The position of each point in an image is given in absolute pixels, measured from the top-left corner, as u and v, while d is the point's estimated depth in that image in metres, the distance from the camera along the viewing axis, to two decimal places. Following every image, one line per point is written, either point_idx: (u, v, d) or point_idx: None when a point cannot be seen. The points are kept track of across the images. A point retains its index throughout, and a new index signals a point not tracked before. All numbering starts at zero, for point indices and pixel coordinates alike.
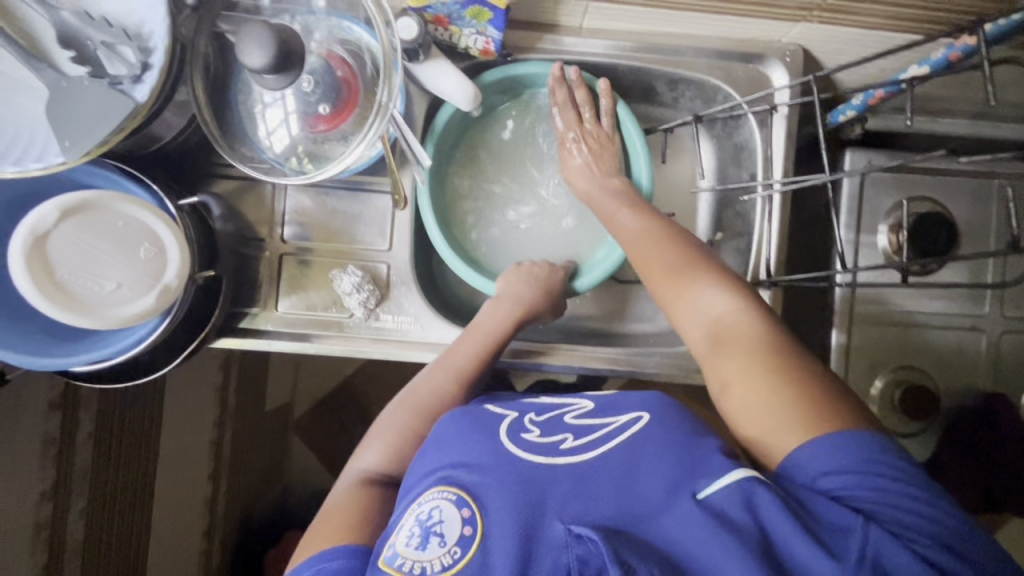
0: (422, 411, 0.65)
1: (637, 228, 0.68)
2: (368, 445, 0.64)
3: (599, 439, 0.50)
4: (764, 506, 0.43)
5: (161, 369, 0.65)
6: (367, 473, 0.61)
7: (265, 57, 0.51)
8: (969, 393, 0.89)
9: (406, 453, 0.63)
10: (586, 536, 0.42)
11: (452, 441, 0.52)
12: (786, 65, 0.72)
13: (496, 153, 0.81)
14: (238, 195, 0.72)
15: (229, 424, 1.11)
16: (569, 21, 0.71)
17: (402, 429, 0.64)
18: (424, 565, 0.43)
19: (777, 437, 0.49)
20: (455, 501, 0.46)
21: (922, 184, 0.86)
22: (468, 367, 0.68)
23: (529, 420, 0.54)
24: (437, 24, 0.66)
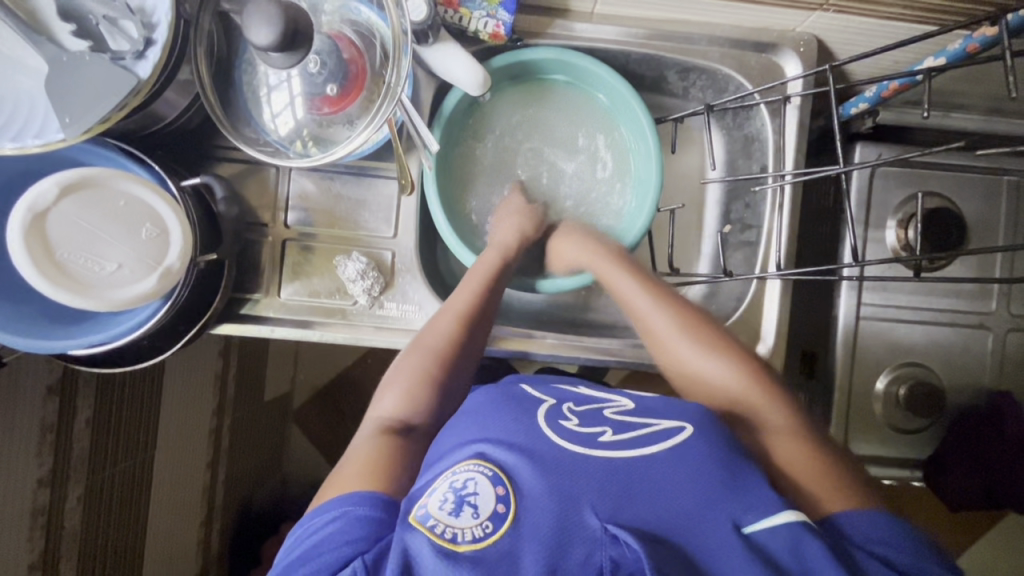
0: (436, 358, 0.64)
1: (650, 300, 0.67)
2: (385, 394, 0.63)
3: (639, 438, 0.50)
4: (812, 552, 0.43)
5: (162, 353, 0.64)
6: (383, 420, 0.60)
7: (272, 34, 0.50)
8: (975, 390, 0.88)
9: (419, 396, 0.62)
10: (622, 539, 0.41)
11: (488, 418, 0.52)
12: (799, 55, 0.71)
13: (508, 146, 0.80)
14: (241, 178, 0.71)
15: (228, 413, 1.10)
16: (581, 6, 0.69)
17: (416, 373, 0.63)
18: (455, 532, 0.43)
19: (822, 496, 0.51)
20: (490, 477, 0.46)
21: (932, 179, 0.85)
22: (469, 307, 0.66)
23: (568, 409, 0.54)
24: (447, 6, 0.65)
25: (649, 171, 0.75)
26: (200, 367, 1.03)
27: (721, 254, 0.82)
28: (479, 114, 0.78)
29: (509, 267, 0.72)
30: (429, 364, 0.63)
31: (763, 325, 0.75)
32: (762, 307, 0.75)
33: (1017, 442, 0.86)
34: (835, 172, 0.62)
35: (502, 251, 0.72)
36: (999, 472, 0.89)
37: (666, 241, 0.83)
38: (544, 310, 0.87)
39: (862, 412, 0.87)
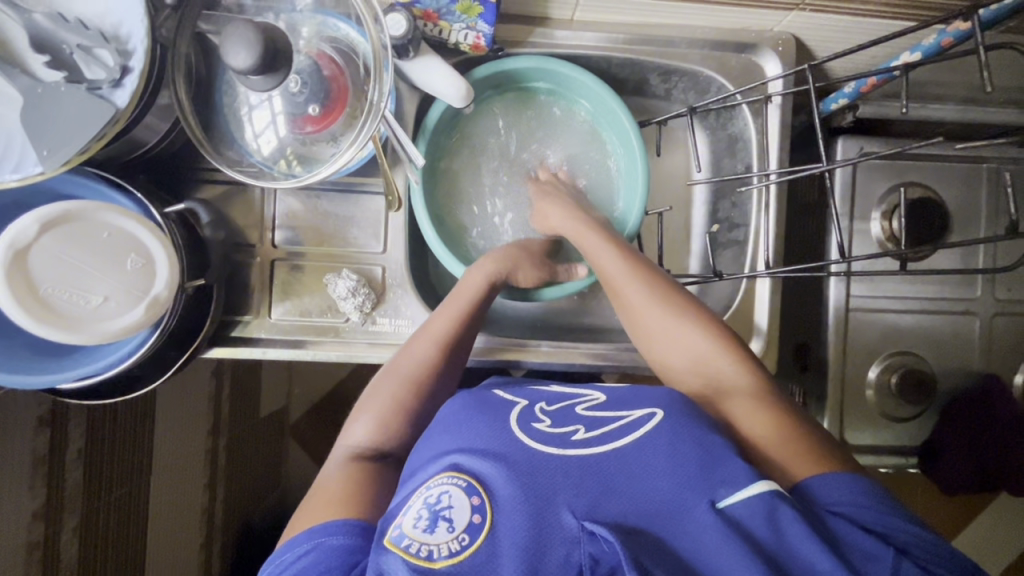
0: (409, 384, 0.64)
1: (625, 272, 0.68)
2: (356, 420, 0.63)
3: (611, 432, 0.50)
4: (786, 520, 0.43)
5: (152, 383, 0.63)
6: (356, 448, 0.61)
7: (252, 57, 0.49)
8: (967, 375, 0.90)
9: (393, 424, 0.62)
10: (600, 534, 0.42)
11: (460, 426, 0.51)
12: (778, 54, 0.72)
13: (488, 154, 0.79)
14: (226, 200, 0.70)
15: (224, 433, 1.09)
16: (561, 13, 0.69)
17: (391, 403, 0.63)
18: (431, 548, 0.43)
19: (799, 463, 0.50)
20: (465, 488, 0.46)
21: (914, 170, 0.86)
22: (448, 332, 0.66)
23: (540, 410, 0.54)
24: (426, 20, 0.65)
25: (635, 168, 0.74)
26: (194, 388, 1.02)
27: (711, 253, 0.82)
28: (461, 125, 0.78)
29: (495, 292, 0.71)
30: (405, 394, 0.63)
31: (756, 323, 0.76)
32: (754, 307, 0.75)
33: (1010, 425, 0.87)
34: (821, 169, 0.63)
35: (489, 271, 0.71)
36: (993, 453, 0.90)
37: (655, 243, 0.83)
38: (538, 316, 0.87)
39: (856, 402, 0.88)
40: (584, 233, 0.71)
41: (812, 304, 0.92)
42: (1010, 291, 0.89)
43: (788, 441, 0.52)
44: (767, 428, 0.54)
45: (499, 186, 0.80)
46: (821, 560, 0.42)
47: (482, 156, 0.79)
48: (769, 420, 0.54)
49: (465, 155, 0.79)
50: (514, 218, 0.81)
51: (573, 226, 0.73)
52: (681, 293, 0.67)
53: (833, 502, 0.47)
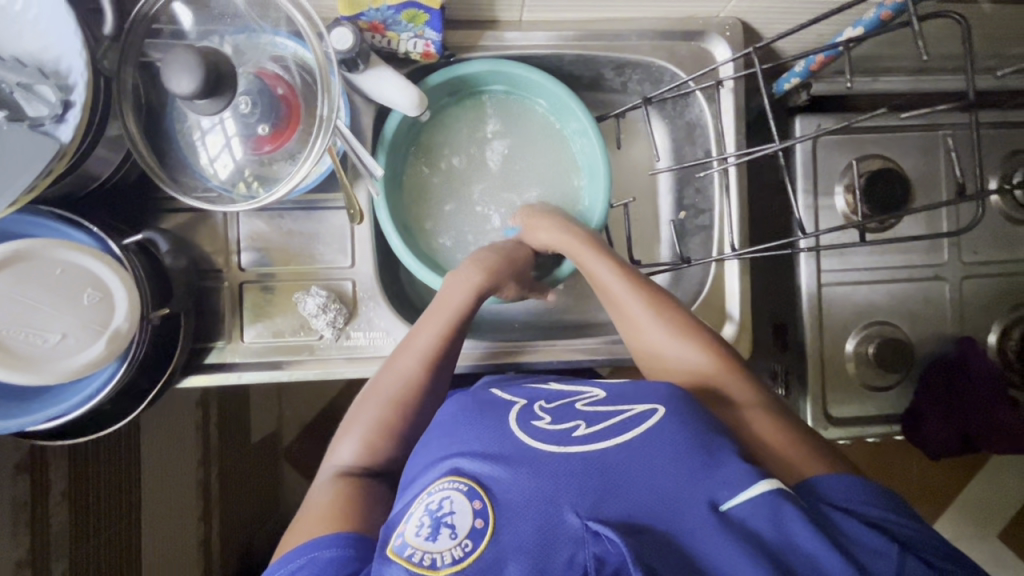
0: (392, 404, 0.63)
1: (624, 289, 0.68)
2: (342, 441, 0.63)
3: (612, 428, 0.50)
4: (791, 519, 0.44)
5: (126, 418, 0.62)
6: (342, 470, 0.60)
7: (195, 82, 0.49)
8: (942, 339, 0.91)
9: (379, 445, 0.62)
10: (604, 534, 0.41)
11: (460, 430, 0.52)
12: (726, 39, 0.73)
13: (450, 161, 0.79)
14: (190, 227, 0.70)
15: (215, 463, 1.08)
16: (508, 15, 0.70)
17: (376, 424, 0.62)
18: (434, 557, 0.43)
19: (801, 464, 0.53)
20: (465, 492, 0.46)
21: (872, 143, 0.88)
22: (430, 349, 0.66)
23: (540, 408, 0.54)
24: (373, 32, 0.64)
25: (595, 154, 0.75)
26: (179, 421, 1.00)
27: (680, 240, 0.83)
28: (421, 134, 0.78)
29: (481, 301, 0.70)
30: (389, 416, 0.63)
31: (729, 307, 0.77)
32: (724, 289, 0.76)
33: (984, 377, 0.88)
34: (775, 149, 0.64)
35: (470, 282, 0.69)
36: (973, 412, 0.89)
37: (623, 234, 0.84)
38: (516, 317, 0.87)
39: (836, 375, 0.90)
40: (580, 246, 0.70)
41: (786, 282, 0.93)
42: (976, 253, 0.91)
43: (787, 443, 0.55)
44: (773, 433, 0.57)
45: (463, 192, 0.80)
46: (824, 556, 0.42)
47: (444, 163, 0.79)
48: (768, 426, 0.57)
49: (426, 165, 0.79)
50: (479, 221, 0.80)
51: (568, 239, 0.71)
52: (673, 302, 0.69)
53: (839, 499, 0.49)
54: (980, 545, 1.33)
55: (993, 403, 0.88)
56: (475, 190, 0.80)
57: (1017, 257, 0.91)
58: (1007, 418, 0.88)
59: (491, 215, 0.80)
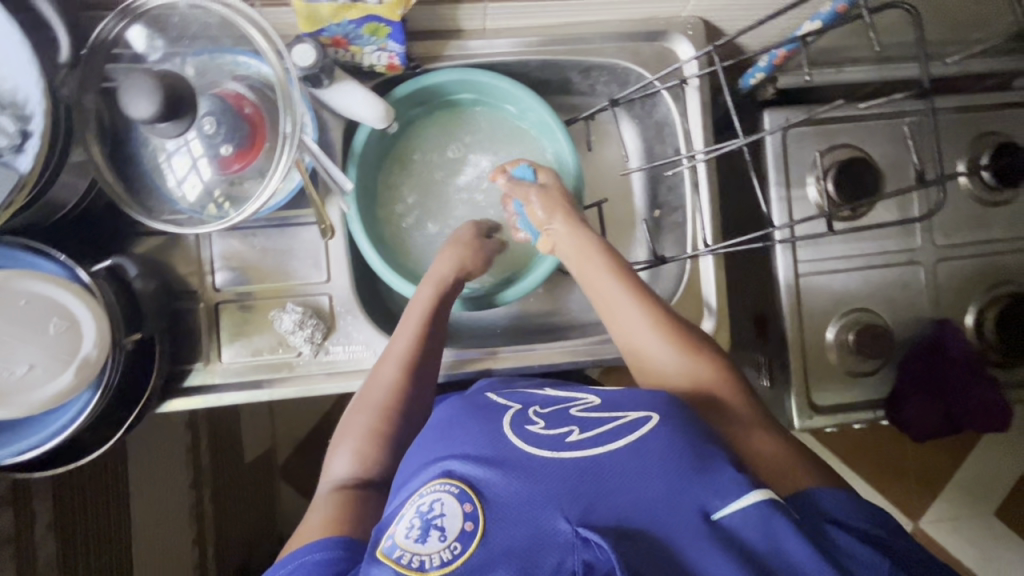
0: (381, 412, 0.63)
1: (625, 297, 0.64)
2: (335, 455, 0.62)
3: (604, 433, 0.50)
4: (781, 529, 0.44)
5: (103, 447, 0.61)
6: (337, 483, 0.60)
7: (153, 106, 0.49)
8: (920, 323, 0.92)
9: (371, 453, 0.61)
10: (593, 540, 0.41)
11: (454, 434, 0.52)
12: (688, 37, 0.74)
13: (422, 173, 0.80)
14: (163, 250, 0.70)
15: (207, 486, 1.07)
16: (471, 24, 0.70)
17: (366, 432, 0.62)
18: (422, 559, 0.43)
19: (792, 477, 0.53)
20: (456, 495, 0.46)
21: (841, 132, 0.89)
22: (408, 352, 0.66)
23: (534, 413, 0.55)
24: (336, 47, 0.64)
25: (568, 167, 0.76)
26: (168, 445, 1.00)
27: (656, 238, 0.84)
28: (392, 146, 0.78)
29: (449, 300, 0.71)
30: (380, 424, 0.62)
31: (706, 302, 0.77)
32: (701, 285, 0.77)
33: (964, 359, 0.89)
34: (740, 144, 0.64)
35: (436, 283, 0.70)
36: (954, 396, 0.90)
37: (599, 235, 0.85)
38: (497, 323, 0.87)
39: (819, 364, 0.90)
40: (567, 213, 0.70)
41: (765, 274, 0.94)
42: (948, 236, 0.92)
43: (778, 456, 0.55)
44: (767, 447, 0.56)
45: (436, 203, 0.80)
46: (812, 563, 0.43)
47: (417, 176, 0.79)
48: (761, 437, 0.57)
49: (399, 177, 0.79)
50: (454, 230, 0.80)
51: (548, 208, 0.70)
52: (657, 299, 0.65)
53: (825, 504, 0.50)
54: (975, 525, 1.34)
55: (974, 385, 0.89)
56: (447, 201, 0.80)
57: (989, 239, 0.93)
58: (987, 397, 0.89)
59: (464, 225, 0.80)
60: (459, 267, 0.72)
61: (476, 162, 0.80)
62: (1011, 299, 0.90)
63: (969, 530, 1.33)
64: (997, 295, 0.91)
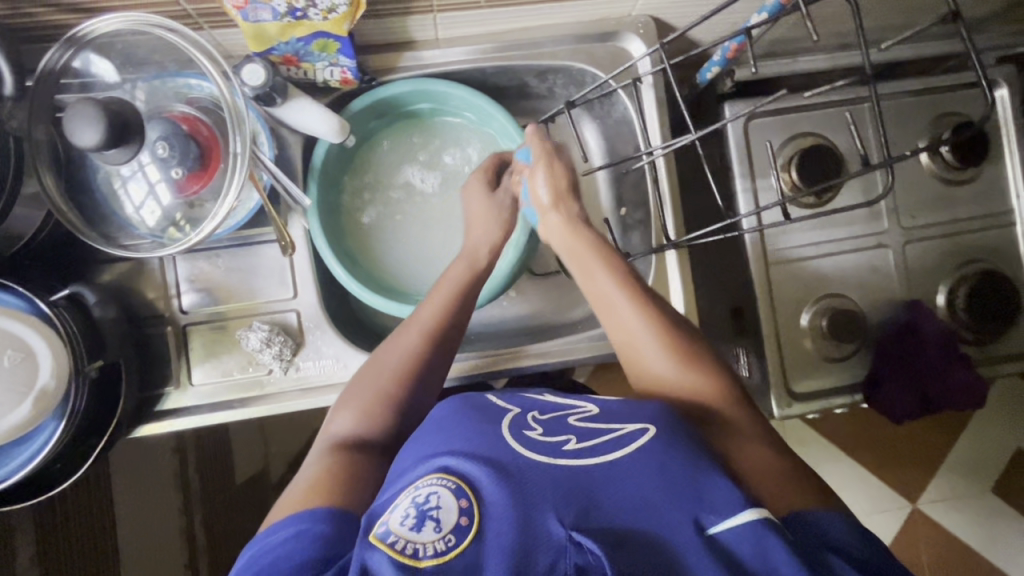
0: (395, 376, 0.63)
1: (621, 297, 0.63)
2: (340, 410, 0.62)
3: (602, 445, 0.50)
4: (773, 551, 0.44)
5: (70, 479, 0.61)
6: (337, 439, 0.60)
7: (97, 134, 0.49)
8: (891, 304, 0.92)
9: (378, 414, 0.61)
10: (586, 545, 0.42)
11: (454, 431, 0.51)
12: (640, 35, 0.74)
13: (404, 186, 0.80)
14: (129, 276, 0.70)
15: (197, 509, 1.09)
16: (423, 35, 0.71)
17: (376, 394, 0.62)
18: (417, 547, 0.43)
19: (786, 495, 0.52)
20: (453, 489, 0.46)
21: (802, 120, 0.90)
22: (433, 322, 0.66)
23: (532, 418, 0.54)
24: (287, 64, 0.65)
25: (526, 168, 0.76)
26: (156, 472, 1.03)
27: (623, 235, 0.84)
28: (375, 155, 0.79)
29: (481, 278, 0.71)
30: (390, 386, 0.62)
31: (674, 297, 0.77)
32: (668, 280, 0.77)
33: (938, 341, 0.89)
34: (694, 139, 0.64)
35: (471, 260, 0.71)
36: (929, 376, 0.91)
37: None
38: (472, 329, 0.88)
39: (794, 351, 0.91)
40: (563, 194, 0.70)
41: (737, 264, 0.94)
42: (914, 217, 0.93)
43: (774, 471, 0.53)
44: (763, 458, 0.54)
45: (416, 218, 0.80)
46: None
47: (399, 188, 0.80)
48: (756, 450, 0.55)
49: (375, 188, 0.80)
50: (435, 243, 0.80)
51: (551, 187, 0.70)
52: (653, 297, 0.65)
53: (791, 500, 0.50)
54: (976, 504, 1.33)
55: (948, 364, 0.90)
56: (428, 216, 0.80)
57: (955, 218, 0.94)
58: (962, 375, 0.90)
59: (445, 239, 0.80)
60: (492, 246, 0.73)
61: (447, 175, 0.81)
62: (978, 276, 0.90)
63: (968, 509, 1.33)
64: (967, 272, 0.91)
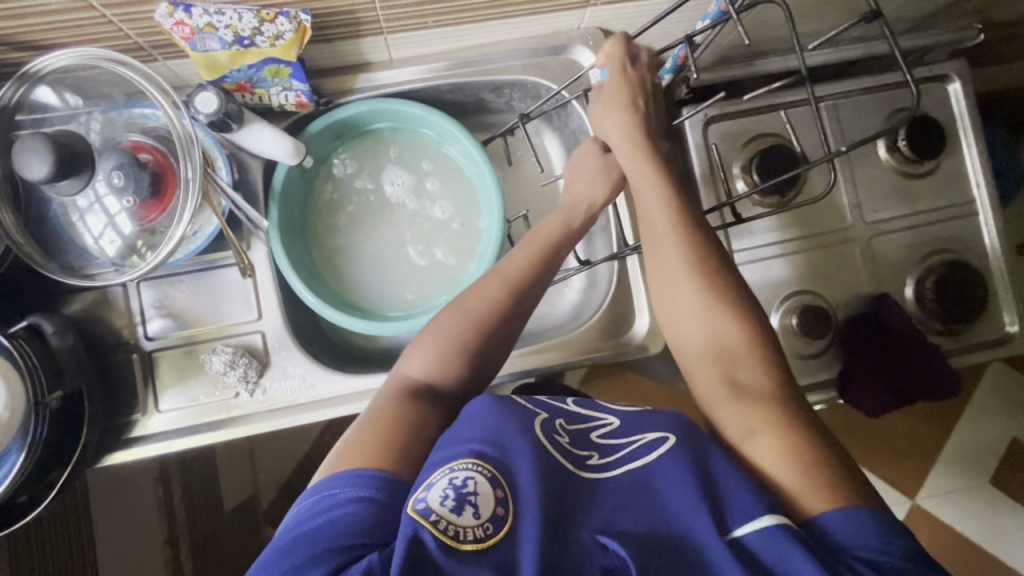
0: (475, 322, 0.65)
1: (687, 282, 0.63)
2: (413, 352, 0.64)
3: (630, 454, 0.52)
4: (794, 557, 0.44)
5: (32, 513, 0.60)
6: (410, 380, 0.62)
7: (45, 162, 0.50)
8: (859, 299, 0.93)
9: (452, 361, 0.63)
10: (612, 548, 0.45)
11: (493, 420, 0.51)
12: (589, 47, 0.76)
13: (425, 207, 0.82)
14: (96, 307, 0.71)
15: (184, 541, 1.08)
16: (378, 57, 0.73)
17: (453, 339, 0.64)
18: (458, 530, 0.44)
19: (818, 495, 0.50)
20: (489, 478, 0.47)
21: (763, 121, 0.90)
22: (520, 274, 0.67)
23: (560, 425, 0.55)
24: (241, 91, 0.67)
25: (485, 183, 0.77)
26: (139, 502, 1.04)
27: (588, 241, 0.86)
28: (389, 177, 0.82)
29: (572, 237, 0.72)
30: (468, 332, 0.64)
31: (636, 300, 0.80)
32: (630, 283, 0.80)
33: (910, 333, 0.89)
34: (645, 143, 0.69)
35: (568, 216, 0.72)
36: (901, 369, 0.90)
37: None
38: None
39: None
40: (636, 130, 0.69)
41: None
42: (878, 211, 0.94)
43: (807, 467, 0.51)
44: (794, 456, 0.52)
45: (436, 237, 0.82)
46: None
47: (417, 209, 0.82)
48: (793, 443, 0.53)
49: (363, 209, 0.82)
50: (459, 260, 0.81)
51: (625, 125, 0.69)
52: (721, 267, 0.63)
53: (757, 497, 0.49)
54: (972, 496, 1.32)
55: (919, 356, 0.90)
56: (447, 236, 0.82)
57: (920, 209, 0.94)
58: (934, 365, 0.89)
59: (466, 260, 0.81)
60: (592, 204, 0.73)
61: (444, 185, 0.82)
62: (945, 267, 0.91)
63: (964, 502, 1.32)
64: (932, 264, 0.92)
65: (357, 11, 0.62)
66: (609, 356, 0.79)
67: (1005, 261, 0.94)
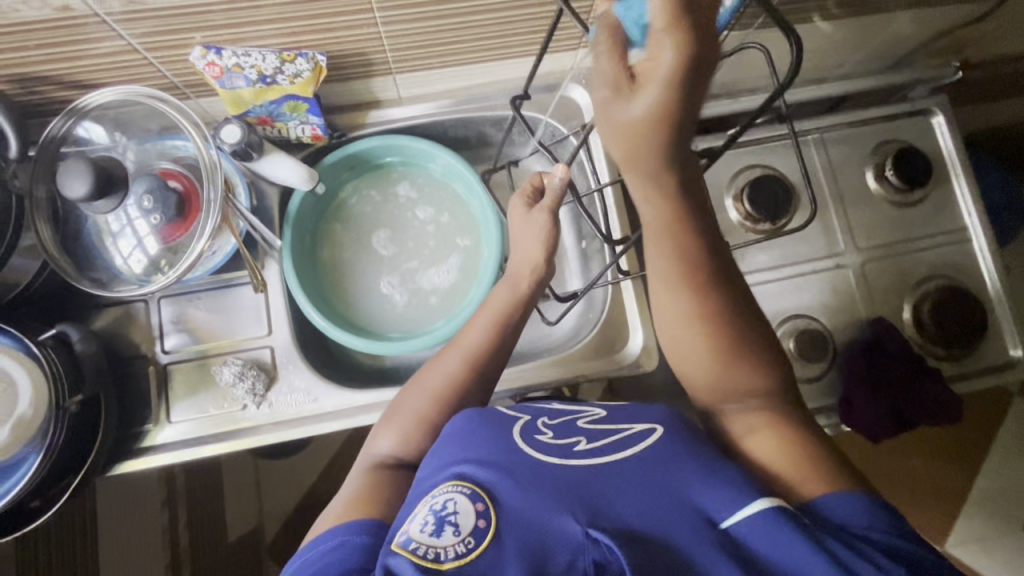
0: (433, 397, 0.66)
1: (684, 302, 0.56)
2: (381, 432, 0.66)
3: (610, 445, 0.53)
4: (788, 543, 0.45)
5: (40, 517, 0.62)
6: (378, 459, 0.63)
7: (85, 183, 0.56)
8: (857, 324, 0.94)
9: (417, 434, 0.64)
10: (602, 540, 0.45)
11: (470, 440, 0.53)
12: (582, 85, 0.83)
13: (423, 241, 0.87)
14: (119, 323, 0.75)
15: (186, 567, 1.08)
16: (387, 95, 0.80)
17: (417, 413, 0.65)
18: (438, 550, 0.44)
19: (804, 484, 0.51)
20: (469, 495, 0.48)
21: (753, 154, 0.95)
22: (477, 346, 0.69)
23: (542, 424, 0.57)
24: (262, 125, 0.74)
25: (489, 224, 0.83)
26: (145, 524, 1.04)
27: (585, 265, 0.91)
28: (380, 222, 0.87)
29: (521, 305, 0.72)
30: (428, 407, 0.66)
31: (630, 320, 0.82)
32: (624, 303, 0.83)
33: (909, 359, 0.89)
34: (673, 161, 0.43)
35: (514, 283, 0.73)
36: (902, 394, 0.90)
37: None
38: None
39: None
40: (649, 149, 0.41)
41: None
42: (870, 238, 0.96)
43: (793, 461, 0.53)
44: (777, 453, 0.54)
45: (433, 271, 0.86)
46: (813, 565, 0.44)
47: (415, 243, 0.87)
48: (780, 442, 0.54)
49: (368, 241, 0.87)
50: (459, 285, 0.85)
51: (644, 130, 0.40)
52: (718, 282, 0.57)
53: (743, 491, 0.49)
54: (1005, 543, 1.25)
55: (920, 381, 0.89)
56: (431, 276, 0.86)
57: (913, 236, 0.96)
58: (935, 390, 0.89)
59: (459, 292, 0.85)
60: (536, 266, 0.73)
61: (436, 213, 0.88)
62: (940, 290, 0.92)
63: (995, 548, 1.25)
64: (926, 289, 0.93)
65: (368, 53, 0.69)
66: (606, 372, 0.81)
67: (1003, 287, 0.95)
